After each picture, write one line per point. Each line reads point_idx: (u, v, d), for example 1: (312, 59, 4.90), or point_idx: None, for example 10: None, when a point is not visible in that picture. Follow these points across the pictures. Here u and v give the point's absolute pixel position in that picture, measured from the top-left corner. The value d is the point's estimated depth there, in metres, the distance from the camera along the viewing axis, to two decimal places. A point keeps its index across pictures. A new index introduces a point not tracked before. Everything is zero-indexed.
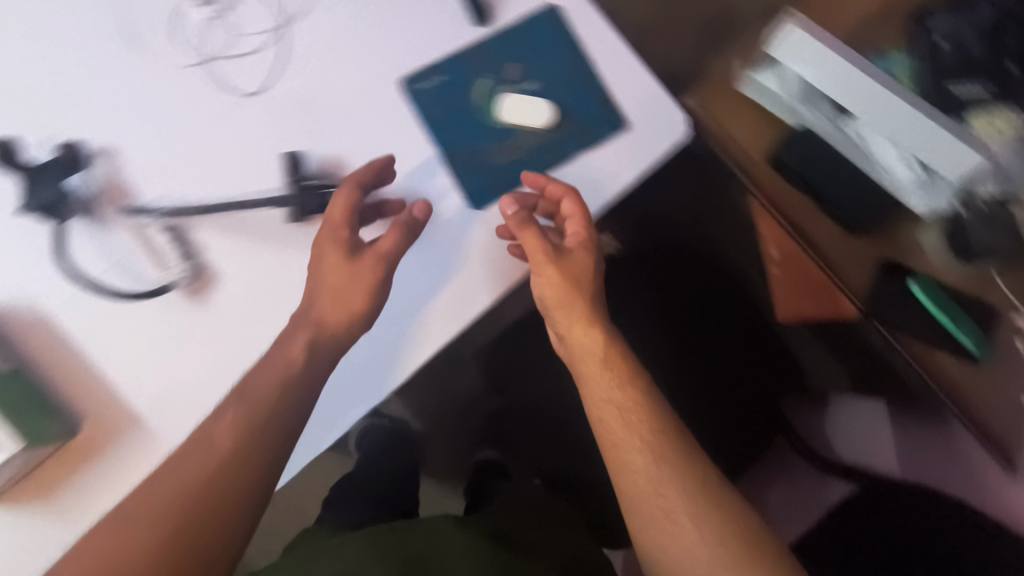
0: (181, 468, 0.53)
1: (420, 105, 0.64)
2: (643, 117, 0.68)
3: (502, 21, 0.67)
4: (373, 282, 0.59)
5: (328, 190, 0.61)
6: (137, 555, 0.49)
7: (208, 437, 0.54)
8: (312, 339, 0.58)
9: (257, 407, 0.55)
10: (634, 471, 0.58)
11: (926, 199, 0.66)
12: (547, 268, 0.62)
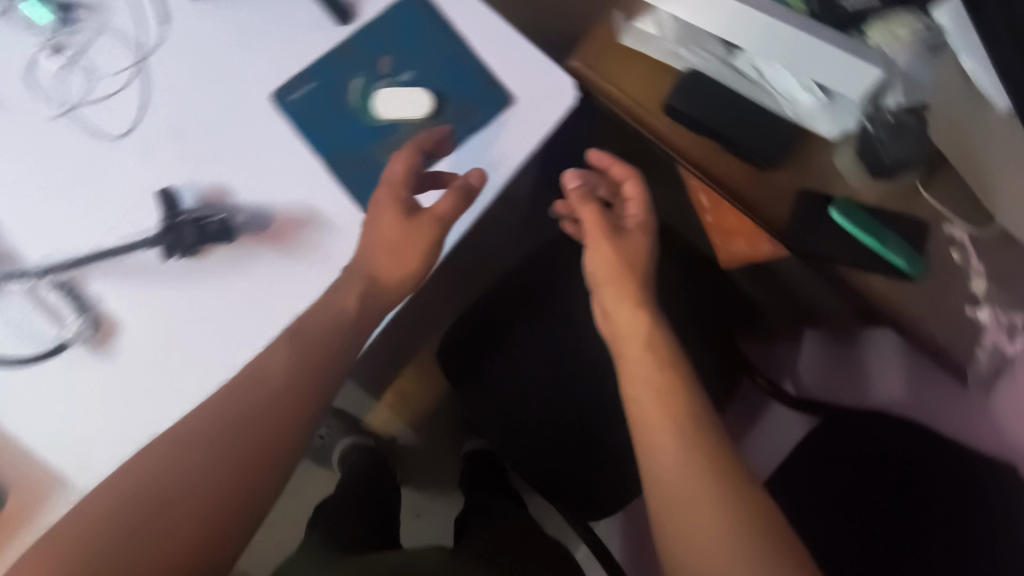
0: (238, 424, 0.56)
1: (298, 117, 0.63)
2: (528, 88, 0.66)
3: (364, 15, 0.64)
4: (428, 244, 0.61)
5: (205, 221, 0.60)
6: (210, 475, 0.55)
7: (264, 380, 0.57)
8: (366, 289, 0.60)
9: (312, 349, 0.59)
10: (660, 451, 0.54)
11: (832, 121, 0.65)
12: (604, 245, 0.67)
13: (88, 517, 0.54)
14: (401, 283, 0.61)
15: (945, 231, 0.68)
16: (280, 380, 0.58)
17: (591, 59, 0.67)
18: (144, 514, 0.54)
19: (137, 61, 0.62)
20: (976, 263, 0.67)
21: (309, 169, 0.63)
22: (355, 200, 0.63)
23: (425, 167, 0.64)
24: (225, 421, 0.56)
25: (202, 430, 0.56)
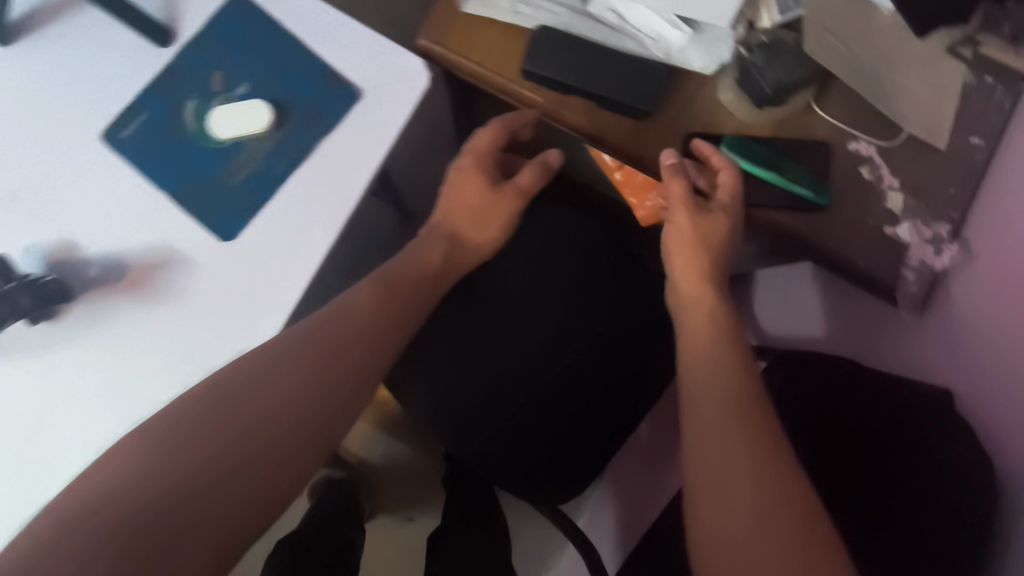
0: (310, 360, 0.58)
1: (134, 153, 0.59)
2: (374, 78, 0.61)
3: (184, 33, 0.60)
4: (509, 212, 0.71)
5: (48, 281, 0.57)
6: (298, 400, 0.56)
7: (354, 311, 0.61)
8: (447, 247, 0.69)
9: (395, 286, 0.64)
10: (700, 379, 0.55)
11: (704, 54, 0.60)
12: (682, 217, 0.61)
13: (213, 399, 0.54)
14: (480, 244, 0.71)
15: (849, 150, 0.63)
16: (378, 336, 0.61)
17: (437, 33, 0.62)
18: (258, 414, 0.55)
19: None
20: (889, 177, 0.62)
21: (152, 208, 0.59)
22: (211, 230, 0.59)
23: (281, 183, 0.60)
24: (305, 357, 0.58)
25: (308, 352, 0.58)
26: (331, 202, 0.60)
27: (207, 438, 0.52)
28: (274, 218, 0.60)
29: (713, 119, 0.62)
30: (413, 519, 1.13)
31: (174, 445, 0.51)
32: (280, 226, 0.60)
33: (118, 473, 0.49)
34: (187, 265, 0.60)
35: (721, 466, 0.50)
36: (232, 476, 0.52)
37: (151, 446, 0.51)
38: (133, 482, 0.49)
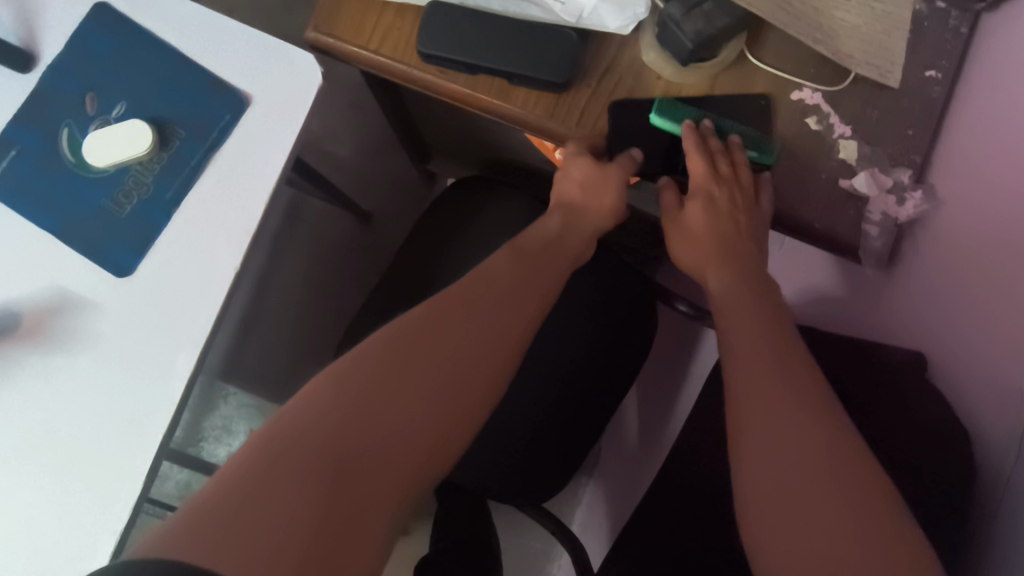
0: (463, 316, 0.48)
1: (12, 192, 0.54)
2: (262, 82, 0.56)
3: (48, 55, 0.55)
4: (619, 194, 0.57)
5: None
6: (450, 368, 0.46)
7: (493, 278, 0.52)
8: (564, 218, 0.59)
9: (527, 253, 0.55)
10: (745, 340, 0.48)
11: (618, 12, 0.54)
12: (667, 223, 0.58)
13: (357, 364, 0.44)
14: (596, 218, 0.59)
15: (793, 100, 0.56)
16: (528, 290, 0.52)
17: (326, 24, 0.56)
18: (407, 384, 0.44)
19: None
20: (840, 124, 0.56)
21: (37, 249, 0.54)
22: (103, 266, 0.54)
23: (174, 207, 0.55)
24: (458, 315, 0.48)
25: (457, 309, 0.49)
26: (229, 219, 0.55)
27: (361, 403, 0.42)
28: (170, 244, 0.55)
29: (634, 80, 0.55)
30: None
31: (328, 410, 0.41)
32: (178, 252, 0.55)
33: (252, 445, 0.39)
34: (83, 306, 0.54)
35: (770, 423, 0.42)
36: (384, 441, 0.41)
37: (303, 410, 0.41)
38: (266, 451, 0.39)
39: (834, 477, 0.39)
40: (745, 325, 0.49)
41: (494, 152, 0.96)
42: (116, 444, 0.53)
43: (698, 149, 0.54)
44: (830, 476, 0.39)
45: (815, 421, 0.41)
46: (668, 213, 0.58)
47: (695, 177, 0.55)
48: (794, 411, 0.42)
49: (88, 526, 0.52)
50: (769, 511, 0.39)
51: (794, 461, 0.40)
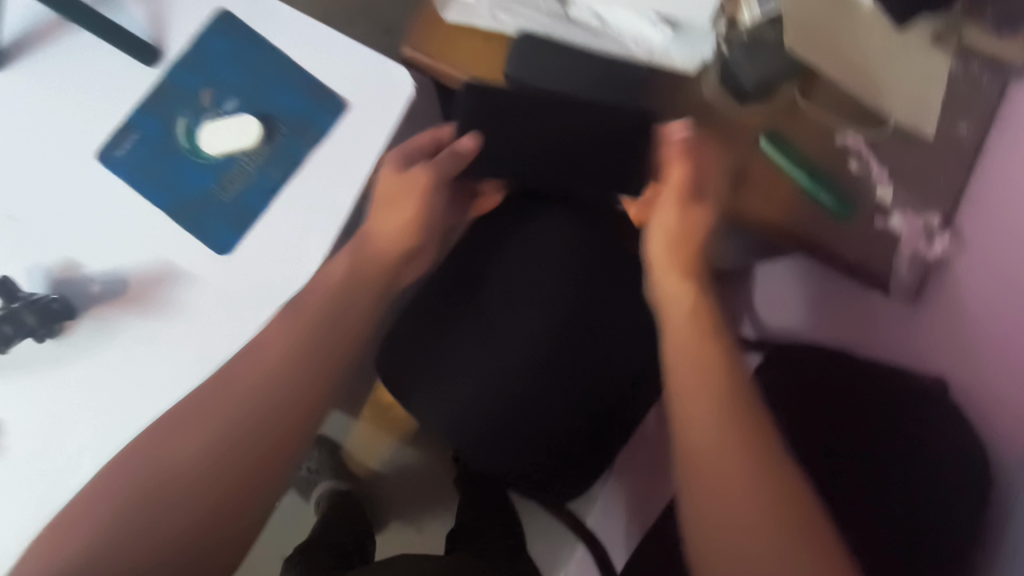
0: (201, 424, 0.57)
1: (130, 172, 0.60)
2: (359, 90, 0.62)
3: (173, 52, 0.62)
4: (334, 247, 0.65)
5: (51, 301, 0.57)
6: (169, 493, 0.55)
7: (229, 386, 0.58)
8: (354, 260, 0.63)
9: (274, 352, 0.60)
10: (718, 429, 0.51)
11: (686, 52, 0.59)
12: (669, 214, 0.61)
13: (48, 530, 0.54)
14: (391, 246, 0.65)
15: (838, 143, 0.62)
16: (291, 386, 0.59)
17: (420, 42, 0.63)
18: (116, 522, 0.53)
19: None
20: (878, 169, 0.61)
21: (151, 223, 0.60)
22: (205, 243, 0.60)
23: (273, 196, 0.61)
24: (177, 439, 0.56)
25: (219, 406, 0.58)
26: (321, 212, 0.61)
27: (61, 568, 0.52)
28: (267, 229, 0.60)
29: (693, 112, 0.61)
30: (426, 529, 1.13)
31: (112, 535, 0.52)
32: (274, 237, 0.60)
33: None
34: (186, 278, 0.60)
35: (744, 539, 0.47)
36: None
37: (57, 554, 0.52)
38: None
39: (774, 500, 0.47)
40: (678, 334, 0.56)
41: None
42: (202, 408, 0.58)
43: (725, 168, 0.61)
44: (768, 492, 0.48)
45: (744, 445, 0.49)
46: (680, 202, 0.61)
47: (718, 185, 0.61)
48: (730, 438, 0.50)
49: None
50: (719, 534, 0.48)
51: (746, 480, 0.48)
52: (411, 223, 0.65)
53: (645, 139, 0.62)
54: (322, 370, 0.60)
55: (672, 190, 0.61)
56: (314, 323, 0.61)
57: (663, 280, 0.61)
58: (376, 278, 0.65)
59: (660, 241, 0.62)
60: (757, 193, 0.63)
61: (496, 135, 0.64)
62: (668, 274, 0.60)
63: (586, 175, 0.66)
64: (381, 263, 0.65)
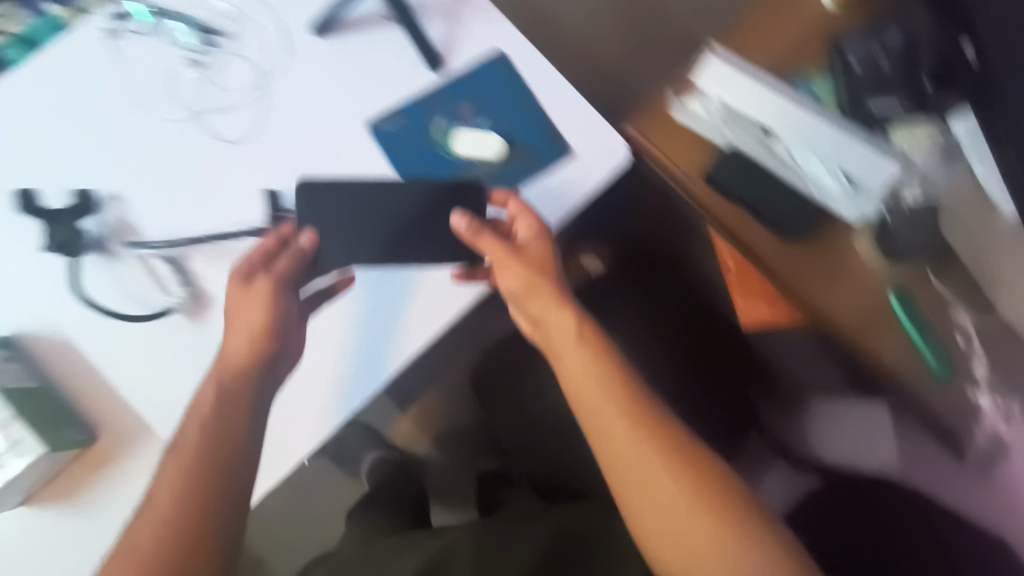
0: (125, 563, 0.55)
1: (388, 145, 0.72)
2: (586, 145, 0.74)
3: (454, 68, 0.74)
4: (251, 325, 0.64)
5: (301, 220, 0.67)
6: None
7: (152, 512, 0.57)
8: (220, 372, 0.63)
9: (186, 466, 0.58)
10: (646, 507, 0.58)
11: (854, 206, 0.72)
12: (511, 264, 0.67)
13: None
14: (236, 363, 0.63)
15: (953, 319, 0.73)
16: (192, 496, 0.57)
17: (642, 123, 0.76)
18: None
19: (260, 79, 0.72)
20: (979, 350, 0.72)
21: None
22: None
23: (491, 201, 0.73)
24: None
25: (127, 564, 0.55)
26: None
27: None
28: None
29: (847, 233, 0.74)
30: None
31: None
32: None
33: None
34: None
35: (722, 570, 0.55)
36: None
37: None
38: None
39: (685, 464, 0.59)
40: (572, 360, 0.65)
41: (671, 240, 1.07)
42: (337, 382, 0.66)
43: (524, 214, 0.68)
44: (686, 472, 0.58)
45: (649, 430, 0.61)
46: (508, 254, 0.67)
47: (494, 252, 0.67)
48: (619, 426, 0.61)
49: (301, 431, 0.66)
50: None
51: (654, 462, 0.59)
52: (256, 331, 0.63)
53: (798, 259, 0.74)
54: (216, 448, 0.59)
55: (496, 253, 0.67)
56: (197, 441, 0.59)
57: (546, 316, 0.68)
58: (243, 384, 0.62)
59: (512, 280, 0.67)
60: (878, 336, 0.73)
61: (329, 224, 0.67)
62: (540, 298, 0.68)
63: (421, 246, 0.68)
64: (242, 379, 0.62)
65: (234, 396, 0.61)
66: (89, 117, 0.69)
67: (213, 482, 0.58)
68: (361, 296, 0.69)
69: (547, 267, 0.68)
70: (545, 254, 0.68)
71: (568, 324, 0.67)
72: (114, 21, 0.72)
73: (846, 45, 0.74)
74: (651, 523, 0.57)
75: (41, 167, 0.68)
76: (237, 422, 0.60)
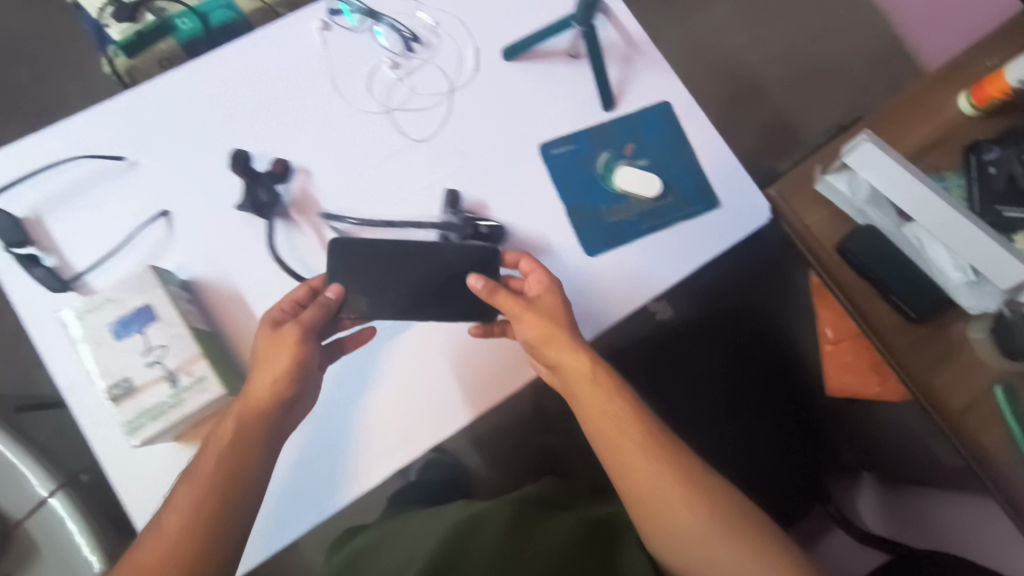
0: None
1: (553, 167, 0.78)
2: (734, 201, 0.80)
3: (624, 109, 0.81)
4: (274, 372, 0.63)
5: (480, 223, 0.72)
6: None
7: (156, 537, 0.56)
8: (240, 411, 0.62)
9: (203, 488, 0.58)
10: (681, 525, 0.63)
11: (973, 299, 0.76)
12: (526, 315, 0.67)
13: None
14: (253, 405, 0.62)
15: None
16: (209, 509, 0.57)
17: (783, 186, 0.83)
18: None
19: (449, 91, 0.78)
20: None
21: (554, 208, 0.77)
22: (580, 241, 0.77)
23: (640, 235, 0.78)
24: None
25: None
26: (670, 265, 0.77)
27: None
28: (627, 256, 0.77)
29: (963, 323, 0.79)
30: None
31: None
32: (628, 263, 0.77)
33: None
34: (552, 256, 0.76)
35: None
36: None
37: None
38: None
39: (697, 492, 0.64)
40: (591, 402, 0.68)
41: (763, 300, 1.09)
42: (352, 397, 0.70)
43: (538, 269, 0.70)
44: (702, 498, 0.63)
45: (665, 460, 0.66)
46: (523, 307, 0.67)
47: (511, 309, 0.67)
48: (636, 458, 0.66)
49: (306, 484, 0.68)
50: None
51: (671, 490, 0.64)
52: (287, 375, 0.63)
53: (912, 336, 0.79)
54: (235, 466, 0.59)
55: (514, 308, 0.67)
56: (215, 462, 0.59)
57: (561, 361, 0.68)
58: (265, 420, 0.62)
59: (531, 330, 0.67)
60: (979, 423, 0.77)
61: (370, 280, 0.67)
62: (554, 343, 0.67)
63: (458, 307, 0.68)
64: (263, 415, 0.62)
65: (252, 436, 0.61)
66: (295, 95, 0.75)
67: (225, 499, 0.58)
68: (380, 346, 0.72)
69: (560, 317, 0.68)
70: (557, 306, 0.68)
71: (583, 367, 0.68)
72: (330, 14, 0.77)
73: (984, 150, 0.81)
74: (667, 536, 0.63)
75: (245, 131, 0.73)
76: (253, 452, 0.60)
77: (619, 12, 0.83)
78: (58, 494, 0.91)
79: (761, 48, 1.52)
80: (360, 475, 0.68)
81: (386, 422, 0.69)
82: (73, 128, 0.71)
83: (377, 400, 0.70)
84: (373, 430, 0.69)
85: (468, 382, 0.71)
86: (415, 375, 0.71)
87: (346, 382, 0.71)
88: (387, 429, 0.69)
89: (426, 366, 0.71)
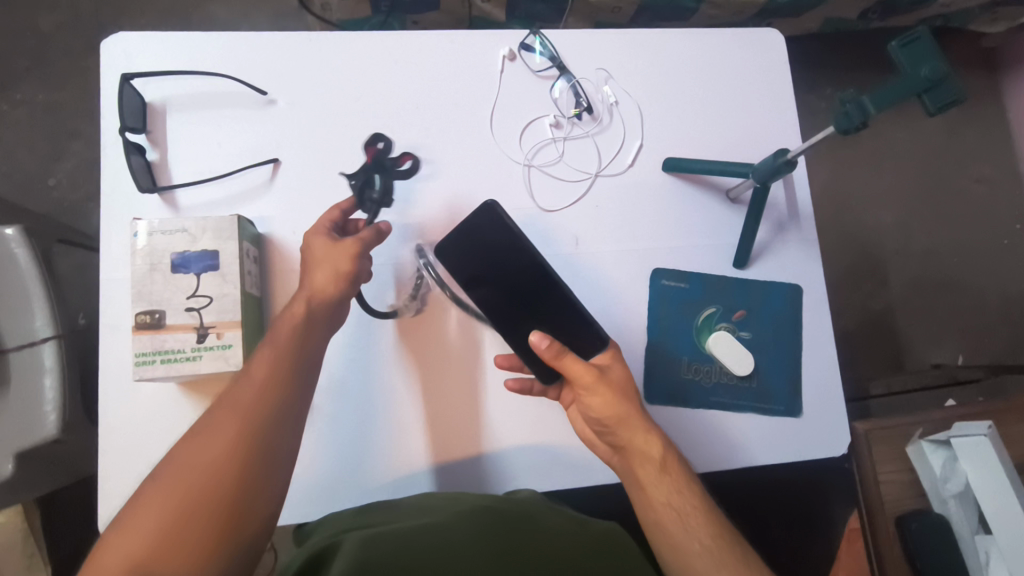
0: (200, 450, 0.47)
1: (655, 297, 0.72)
2: (816, 418, 0.72)
3: (752, 273, 0.75)
4: (344, 265, 0.59)
5: None
6: (171, 488, 0.46)
7: (237, 394, 0.51)
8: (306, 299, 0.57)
9: (282, 352, 0.54)
10: None
11: None
12: (598, 387, 0.58)
13: None
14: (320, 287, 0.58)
15: None
16: (286, 360, 0.54)
17: (873, 427, 0.77)
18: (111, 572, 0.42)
19: (595, 173, 0.74)
20: None
21: (636, 337, 0.72)
22: (645, 381, 0.71)
23: (706, 406, 0.71)
24: (179, 469, 0.46)
25: (215, 434, 0.48)
26: (719, 450, 0.71)
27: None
28: (681, 420, 0.71)
29: None
30: None
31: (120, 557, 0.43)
32: (677, 427, 0.70)
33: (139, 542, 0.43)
34: None
35: None
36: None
37: None
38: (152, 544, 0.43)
39: None
40: (656, 489, 0.59)
41: (815, 491, 0.98)
42: (407, 382, 0.66)
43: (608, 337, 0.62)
44: None
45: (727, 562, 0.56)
46: (597, 377, 0.58)
47: (584, 380, 0.58)
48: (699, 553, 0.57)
49: (331, 455, 0.64)
50: None
51: None
52: (343, 277, 0.58)
53: None
54: (310, 325, 0.56)
55: (585, 377, 0.58)
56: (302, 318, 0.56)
57: (635, 441, 0.59)
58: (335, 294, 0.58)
59: (601, 406, 0.58)
60: None
61: (477, 258, 0.63)
62: (632, 423, 0.58)
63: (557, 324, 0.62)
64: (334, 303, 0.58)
65: (321, 316, 0.57)
66: (450, 109, 0.72)
67: (302, 355, 0.55)
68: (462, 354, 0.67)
69: (632, 394, 0.60)
70: (629, 381, 0.60)
71: (654, 452, 0.59)
72: (521, 47, 0.74)
73: None
74: None
75: (386, 121, 0.70)
76: (325, 314, 0.58)
77: (798, 178, 0.77)
78: (50, 342, 0.81)
79: (903, 237, 1.36)
80: (396, 463, 0.65)
81: (424, 436, 0.65)
82: (236, 43, 0.69)
83: (410, 412, 0.66)
84: (401, 441, 0.65)
85: (524, 440, 0.66)
86: (450, 403, 0.66)
87: (408, 365, 0.67)
88: (429, 441, 0.65)
89: (404, 408, 0.66)
